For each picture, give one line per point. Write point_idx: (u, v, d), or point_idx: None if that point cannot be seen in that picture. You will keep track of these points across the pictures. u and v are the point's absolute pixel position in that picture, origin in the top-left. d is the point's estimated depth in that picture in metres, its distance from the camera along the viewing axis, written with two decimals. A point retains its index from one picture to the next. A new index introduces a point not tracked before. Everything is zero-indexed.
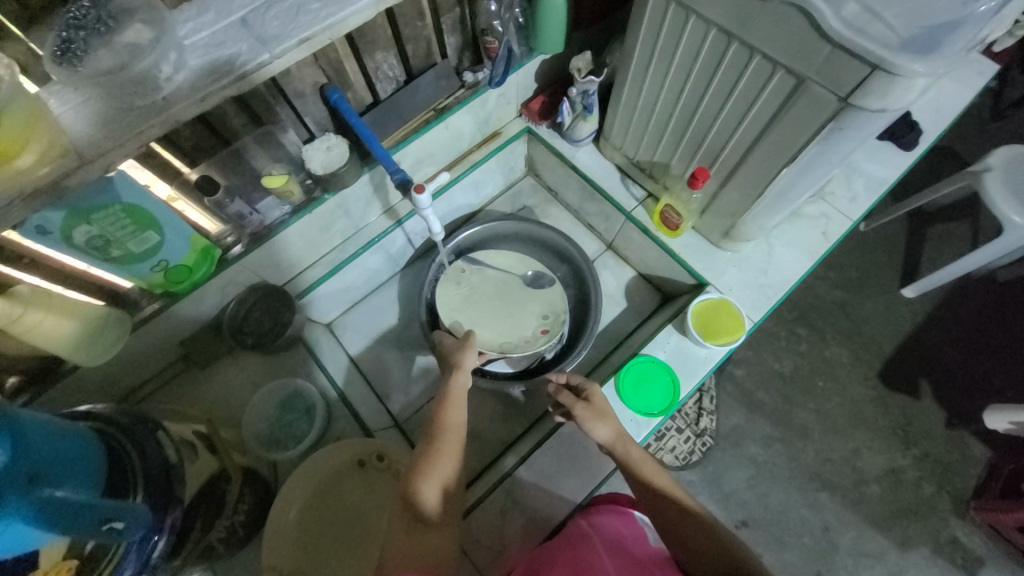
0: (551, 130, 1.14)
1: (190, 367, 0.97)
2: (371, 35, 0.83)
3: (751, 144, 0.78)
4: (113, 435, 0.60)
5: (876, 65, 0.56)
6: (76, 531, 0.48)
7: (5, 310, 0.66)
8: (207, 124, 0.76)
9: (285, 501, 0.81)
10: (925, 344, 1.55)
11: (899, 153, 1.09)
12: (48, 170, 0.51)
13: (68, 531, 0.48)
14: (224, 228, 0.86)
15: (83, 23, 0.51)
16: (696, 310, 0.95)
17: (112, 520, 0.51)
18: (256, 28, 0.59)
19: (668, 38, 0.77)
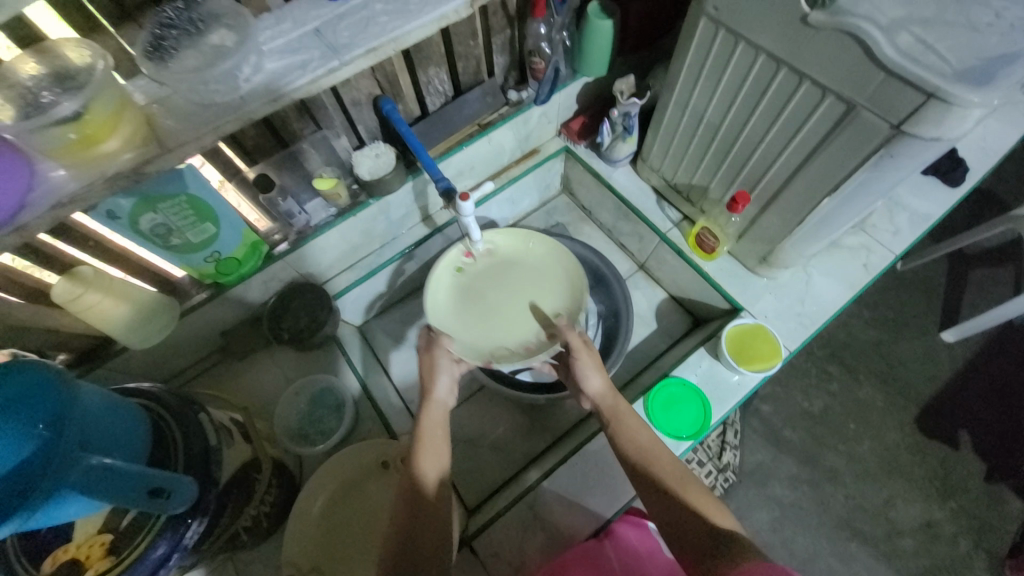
0: (589, 150, 1.16)
1: (227, 358, 1.00)
2: (427, 51, 0.87)
3: (795, 170, 0.78)
4: (159, 413, 0.62)
5: (932, 94, 0.56)
6: (123, 499, 0.50)
7: (67, 289, 0.70)
8: (270, 126, 0.81)
9: (312, 492, 0.82)
10: (964, 391, 1.48)
11: (944, 189, 1.07)
12: (129, 155, 0.57)
13: (114, 499, 0.49)
14: (271, 226, 0.92)
15: (175, 23, 0.57)
16: (731, 335, 0.93)
17: (162, 491, 0.54)
18: (328, 37, 0.63)
19: (715, 63, 0.79)
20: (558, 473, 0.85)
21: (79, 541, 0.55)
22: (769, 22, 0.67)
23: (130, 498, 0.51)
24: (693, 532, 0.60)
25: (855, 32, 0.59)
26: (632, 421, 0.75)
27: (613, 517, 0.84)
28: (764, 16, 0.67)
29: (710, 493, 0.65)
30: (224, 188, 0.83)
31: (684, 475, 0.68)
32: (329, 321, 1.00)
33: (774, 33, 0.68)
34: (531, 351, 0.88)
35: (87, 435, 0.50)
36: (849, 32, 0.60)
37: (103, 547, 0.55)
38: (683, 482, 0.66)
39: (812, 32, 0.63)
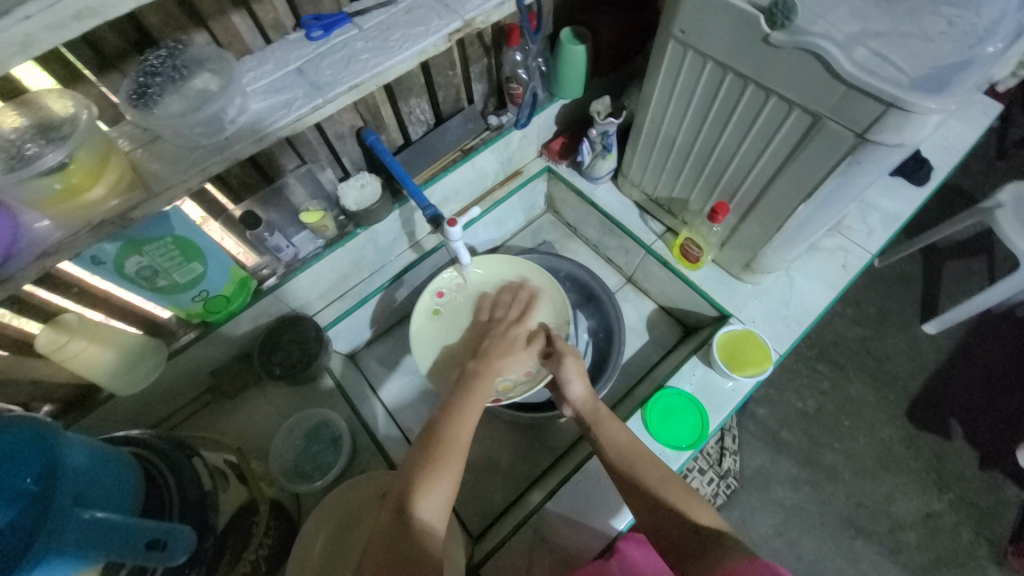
0: (570, 169, 1.19)
1: (218, 398, 0.98)
2: (407, 83, 0.89)
3: (769, 180, 0.81)
4: (151, 461, 0.61)
5: (890, 104, 0.59)
6: (121, 552, 0.49)
7: (51, 339, 0.69)
8: (255, 163, 0.82)
9: (313, 529, 0.80)
10: (951, 382, 1.52)
11: (911, 188, 1.12)
12: (116, 201, 0.57)
13: (112, 553, 0.48)
14: (259, 261, 0.91)
15: (159, 71, 0.58)
16: (721, 341, 0.95)
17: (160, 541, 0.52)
18: (311, 76, 0.65)
19: (686, 82, 0.82)
20: (561, 492, 0.85)
21: None
22: (734, 43, 0.71)
23: (129, 549, 0.49)
24: (678, 533, 0.61)
25: (814, 50, 0.63)
26: (607, 421, 0.75)
27: (620, 534, 0.82)
28: (728, 38, 0.71)
29: (695, 490, 0.65)
30: (206, 224, 0.83)
31: (666, 471, 0.68)
32: (322, 353, 0.99)
33: (739, 53, 0.71)
34: (535, 375, 0.88)
35: (80, 488, 0.49)
36: (809, 50, 0.63)
37: None
38: (667, 481, 0.66)
39: (775, 51, 0.67)
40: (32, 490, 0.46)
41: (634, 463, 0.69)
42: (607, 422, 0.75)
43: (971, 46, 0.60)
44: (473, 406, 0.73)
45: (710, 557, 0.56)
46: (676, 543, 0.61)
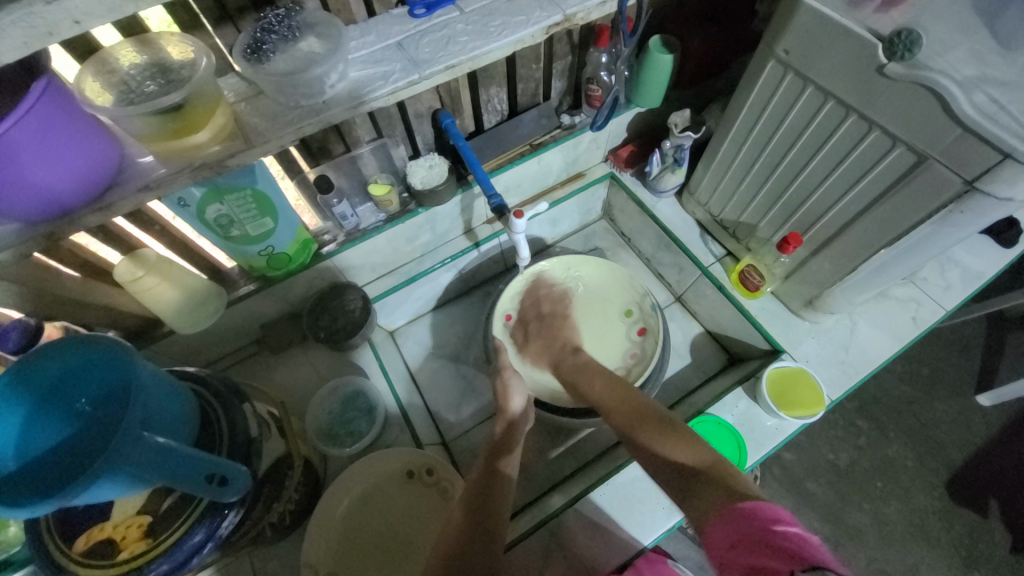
0: (634, 178, 1.17)
1: (262, 351, 1.01)
2: (491, 71, 0.89)
3: (853, 218, 0.77)
4: (207, 399, 0.64)
5: (1008, 154, 0.55)
6: (181, 480, 0.51)
7: (129, 270, 0.72)
8: (337, 130, 0.84)
9: (338, 493, 0.82)
10: (999, 460, 1.41)
11: (997, 248, 1.05)
12: (216, 147, 0.60)
13: (174, 478, 0.50)
14: (322, 226, 0.95)
15: (275, 29, 0.61)
16: (772, 376, 0.91)
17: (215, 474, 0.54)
18: (410, 51, 0.66)
19: (779, 104, 0.79)
20: (585, 501, 0.83)
21: (117, 520, 0.56)
22: (841, 67, 0.68)
23: (188, 478, 0.51)
24: (661, 466, 0.65)
25: (933, 86, 0.59)
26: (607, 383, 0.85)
27: (642, 550, 0.81)
28: (836, 63, 0.68)
29: (686, 432, 0.67)
30: (282, 180, 0.86)
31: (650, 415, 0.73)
32: (367, 324, 1.01)
33: (846, 80, 0.68)
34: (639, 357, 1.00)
35: (146, 414, 0.51)
36: (927, 86, 0.60)
37: (141, 528, 0.56)
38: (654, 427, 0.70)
39: (889, 83, 0.64)
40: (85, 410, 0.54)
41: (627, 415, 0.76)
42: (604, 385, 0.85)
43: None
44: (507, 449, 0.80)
45: (689, 483, 0.59)
46: (661, 470, 0.64)
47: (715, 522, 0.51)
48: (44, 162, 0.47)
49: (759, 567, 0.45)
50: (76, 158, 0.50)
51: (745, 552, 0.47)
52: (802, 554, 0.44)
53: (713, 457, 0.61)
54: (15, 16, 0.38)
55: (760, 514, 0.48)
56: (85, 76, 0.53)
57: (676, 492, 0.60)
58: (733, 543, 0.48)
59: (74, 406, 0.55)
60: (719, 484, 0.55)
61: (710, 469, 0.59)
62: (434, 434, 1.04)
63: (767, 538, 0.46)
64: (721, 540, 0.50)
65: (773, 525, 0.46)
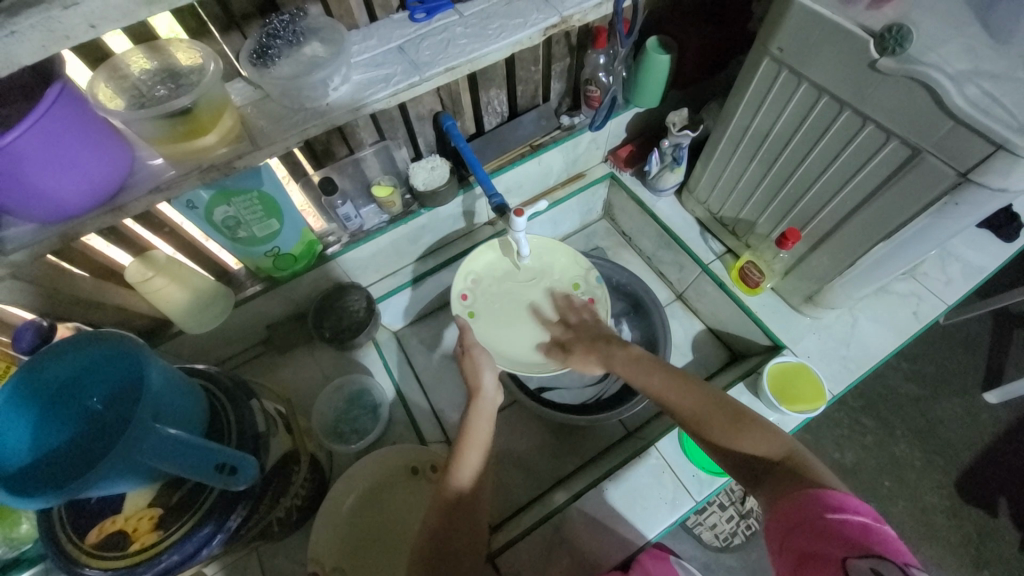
0: (634, 177, 1.18)
1: (269, 351, 1.03)
2: (491, 74, 0.91)
3: (850, 212, 0.78)
4: (216, 394, 0.65)
5: (1001, 145, 0.56)
6: (195, 470, 0.53)
7: (138, 271, 0.74)
8: (340, 133, 0.85)
9: (346, 487, 0.83)
10: (1007, 457, 1.40)
11: (999, 243, 1.05)
12: (223, 150, 0.61)
13: (188, 468, 0.52)
14: (327, 228, 0.96)
15: (280, 34, 0.63)
16: (773, 371, 0.92)
17: (226, 463, 0.55)
18: (411, 55, 0.68)
19: (775, 100, 0.80)
20: (588, 495, 0.84)
21: (128, 513, 0.57)
22: (835, 63, 0.69)
23: (198, 468, 0.53)
24: (740, 464, 0.62)
25: (926, 80, 0.60)
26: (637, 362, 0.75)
27: (647, 544, 0.81)
28: (831, 60, 0.69)
29: (752, 418, 0.64)
30: (288, 183, 0.88)
31: (714, 402, 0.66)
32: (371, 324, 1.02)
33: (840, 77, 0.69)
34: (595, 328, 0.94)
35: (157, 406, 0.52)
36: (920, 80, 0.60)
37: (152, 521, 0.57)
38: (720, 420, 0.64)
39: (882, 78, 0.64)
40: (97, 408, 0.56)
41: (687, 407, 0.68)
42: (646, 370, 0.74)
43: None
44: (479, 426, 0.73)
45: (772, 478, 0.58)
46: (740, 467, 0.62)
47: (782, 506, 0.53)
48: (60, 164, 0.49)
49: (811, 549, 0.49)
50: (91, 160, 0.52)
51: (802, 534, 0.50)
52: (864, 545, 0.46)
53: (790, 445, 0.61)
54: (33, 20, 0.38)
55: (823, 504, 0.51)
56: (97, 82, 0.55)
57: (758, 490, 0.59)
58: (791, 525, 0.52)
59: (86, 404, 0.56)
60: (804, 480, 0.55)
61: (794, 462, 0.58)
62: (438, 432, 1.05)
63: (828, 523, 0.49)
64: (784, 519, 0.52)
65: (833, 513, 0.49)
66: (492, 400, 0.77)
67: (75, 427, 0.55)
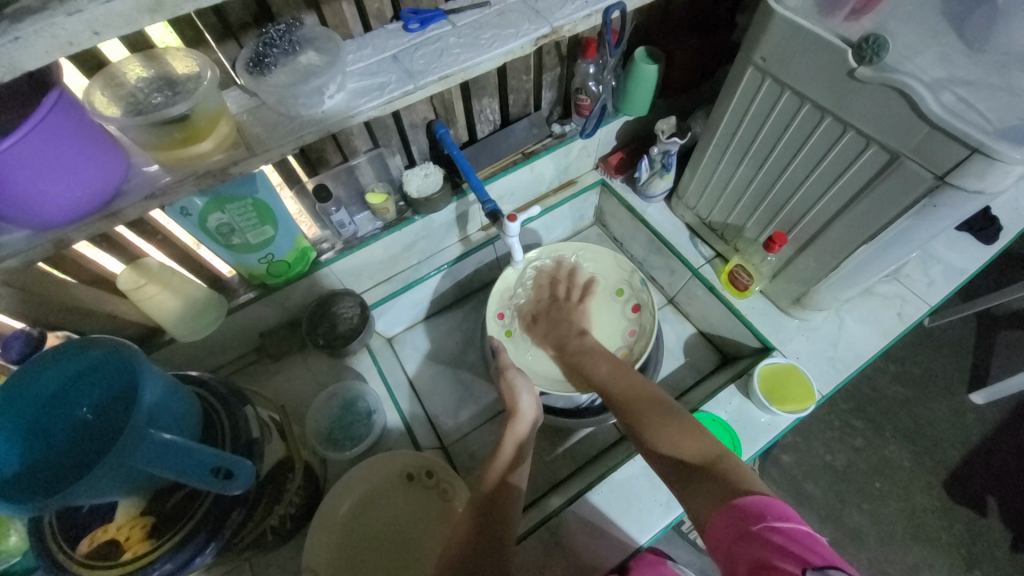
0: (624, 184, 1.21)
1: (262, 359, 1.02)
2: (484, 83, 0.92)
3: (833, 216, 0.80)
4: (210, 401, 0.65)
5: (976, 149, 0.58)
6: (189, 475, 0.52)
7: (131, 279, 0.74)
8: (335, 141, 0.86)
9: (341, 493, 0.83)
10: (994, 457, 1.43)
11: (978, 245, 1.08)
12: (219, 156, 0.62)
13: (182, 473, 0.51)
14: (321, 235, 0.97)
15: (277, 44, 0.65)
16: (763, 372, 0.93)
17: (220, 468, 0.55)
18: (405, 63, 0.70)
19: (760, 108, 0.83)
20: (582, 499, 0.84)
21: (120, 521, 0.56)
22: (815, 72, 0.71)
23: (194, 472, 0.52)
24: (665, 459, 0.64)
25: (902, 88, 0.62)
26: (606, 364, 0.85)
27: (642, 547, 0.82)
28: (812, 68, 0.71)
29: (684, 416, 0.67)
30: (282, 191, 0.89)
31: (659, 406, 0.70)
32: (364, 330, 1.02)
33: (821, 84, 0.71)
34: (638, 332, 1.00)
35: (152, 411, 0.52)
36: (896, 87, 0.63)
37: (144, 529, 0.56)
38: (655, 416, 0.69)
39: (860, 86, 0.67)
40: (88, 418, 0.56)
41: (630, 403, 0.73)
42: (598, 360, 0.86)
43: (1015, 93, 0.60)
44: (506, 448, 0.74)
45: (693, 477, 0.59)
46: (669, 464, 0.64)
47: (720, 514, 0.53)
48: (58, 169, 0.49)
49: (760, 559, 0.47)
50: (88, 166, 0.53)
51: (742, 548, 0.49)
52: (804, 553, 0.46)
53: (724, 454, 0.61)
54: (37, 26, 0.39)
55: (765, 512, 0.50)
56: (94, 90, 0.56)
57: (684, 492, 0.60)
58: (731, 535, 0.51)
59: (77, 414, 0.56)
60: (723, 480, 0.57)
61: (721, 464, 0.59)
62: (432, 438, 1.05)
63: (771, 531, 0.49)
64: (725, 530, 0.52)
65: (777, 522, 0.49)
66: (528, 424, 0.79)
67: (66, 436, 0.55)
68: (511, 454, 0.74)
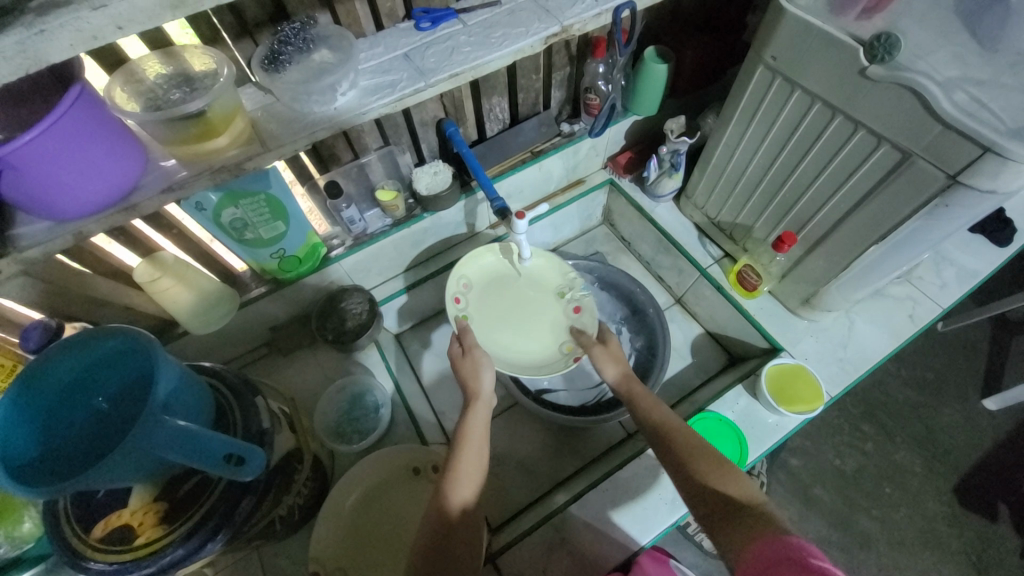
0: (633, 184, 1.20)
1: (272, 353, 1.04)
2: (493, 82, 0.93)
3: (843, 215, 0.80)
4: (222, 391, 0.66)
5: (988, 148, 0.58)
6: (203, 463, 0.54)
7: (147, 272, 0.76)
8: (346, 138, 0.87)
9: (348, 485, 0.84)
10: (1007, 464, 1.40)
11: (992, 248, 1.06)
12: (233, 151, 0.63)
13: (196, 459, 0.53)
14: (331, 231, 0.98)
15: (291, 42, 0.66)
16: (771, 373, 0.93)
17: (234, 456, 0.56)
18: (416, 62, 0.71)
19: (769, 107, 0.83)
20: (587, 497, 0.84)
21: (134, 507, 0.58)
22: (825, 70, 0.71)
23: (207, 459, 0.54)
24: (707, 498, 0.64)
25: (913, 86, 0.62)
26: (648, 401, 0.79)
27: (643, 549, 0.82)
28: (823, 66, 0.71)
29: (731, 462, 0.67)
30: (294, 188, 0.90)
31: (707, 448, 0.70)
32: (373, 326, 1.03)
33: (830, 83, 0.71)
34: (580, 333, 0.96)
35: (167, 400, 0.54)
36: (907, 85, 0.62)
37: (157, 515, 0.58)
38: (703, 455, 0.68)
39: (871, 85, 0.67)
40: (103, 407, 0.57)
41: (672, 440, 0.72)
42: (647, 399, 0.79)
43: None
44: (469, 450, 0.72)
45: (736, 518, 0.59)
46: (710, 504, 0.63)
47: (760, 547, 0.53)
48: (78, 161, 0.51)
49: None
50: (107, 160, 0.54)
51: (777, 571, 0.49)
52: None
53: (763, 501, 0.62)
54: (62, 20, 0.39)
55: (806, 552, 0.49)
56: (114, 86, 0.57)
57: (724, 529, 0.60)
58: (764, 566, 0.51)
59: (92, 403, 0.57)
60: (769, 522, 0.57)
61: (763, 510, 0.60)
62: (438, 433, 1.06)
63: (808, 567, 0.48)
64: (760, 560, 0.52)
65: (815, 560, 0.48)
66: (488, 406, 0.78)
67: (81, 423, 0.56)
68: (477, 456, 0.71)
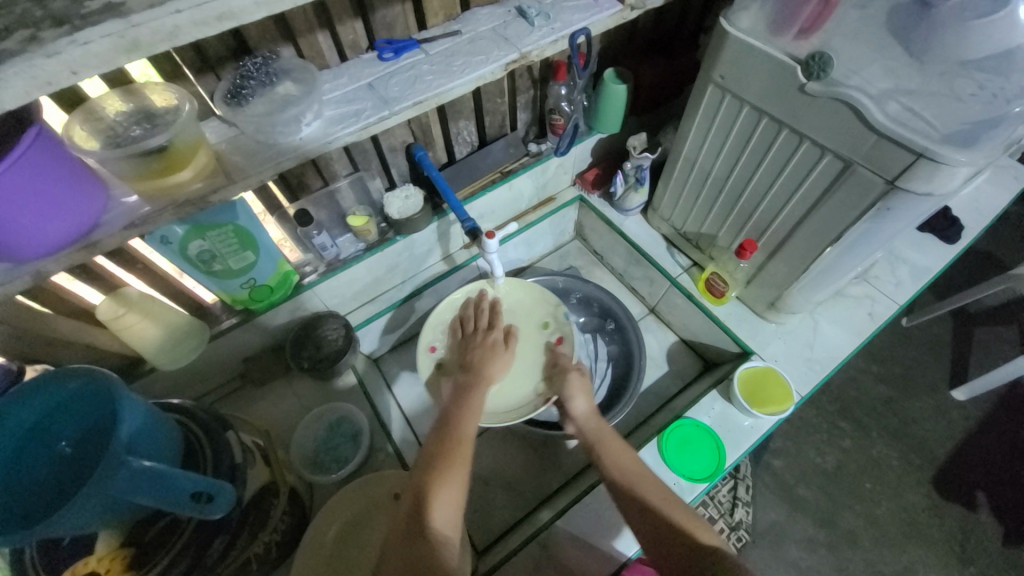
0: (602, 199, 1.24)
1: (246, 385, 1.02)
2: (460, 106, 0.96)
3: (798, 221, 0.84)
4: (191, 428, 0.65)
5: (921, 154, 0.62)
6: (171, 504, 0.52)
7: (111, 308, 0.74)
8: (315, 166, 0.88)
9: (328, 517, 0.82)
10: (978, 451, 1.46)
11: (942, 245, 1.13)
12: (198, 185, 0.63)
13: (163, 501, 0.51)
14: (303, 258, 0.98)
15: (253, 75, 0.67)
16: (743, 376, 0.95)
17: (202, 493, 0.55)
18: (380, 91, 0.72)
19: (722, 123, 0.87)
20: (572, 512, 0.84)
21: (100, 554, 0.55)
22: (769, 87, 0.76)
23: (176, 498, 0.52)
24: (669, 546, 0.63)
25: (849, 100, 0.66)
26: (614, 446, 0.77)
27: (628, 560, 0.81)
28: (766, 84, 0.76)
29: (695, 512, 0.67)
30: (264, 218, 0.90)
31: (672, 497, 0.70)
32: (350, 351, 1.02)
33: (773, 99, 0.76)
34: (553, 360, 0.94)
35: (131, 440, 0.52)
36: (843, 99, 0.67)
37: (124, 562, 0.55)
38: (667, 502, 0.68)
39: (810, 100, 0.71)
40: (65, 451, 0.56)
41: (636, 488, 0.70)
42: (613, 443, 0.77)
43: (960, 99, 0.64)
44: (460, 459, 0.69)
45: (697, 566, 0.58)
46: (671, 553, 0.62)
47: None
48: (40, 201, 0.51)
49: None
50: (69, 199, 0.54)
51: None
52: None
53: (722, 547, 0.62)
54: (16, 67, 0.39)
55: None
56: (73, 124, 0.57)
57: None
58: None
59: (54, 448, 0.56)
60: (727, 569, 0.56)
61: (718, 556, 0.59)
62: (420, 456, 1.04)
63: None
64: None
65: None
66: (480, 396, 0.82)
67: (41, 470, 0.54)
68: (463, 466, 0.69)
